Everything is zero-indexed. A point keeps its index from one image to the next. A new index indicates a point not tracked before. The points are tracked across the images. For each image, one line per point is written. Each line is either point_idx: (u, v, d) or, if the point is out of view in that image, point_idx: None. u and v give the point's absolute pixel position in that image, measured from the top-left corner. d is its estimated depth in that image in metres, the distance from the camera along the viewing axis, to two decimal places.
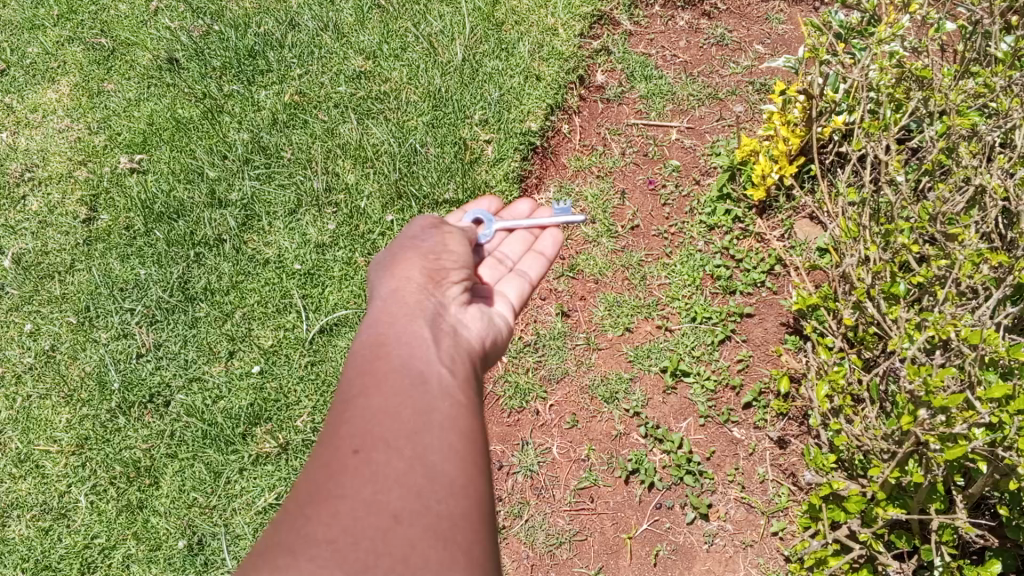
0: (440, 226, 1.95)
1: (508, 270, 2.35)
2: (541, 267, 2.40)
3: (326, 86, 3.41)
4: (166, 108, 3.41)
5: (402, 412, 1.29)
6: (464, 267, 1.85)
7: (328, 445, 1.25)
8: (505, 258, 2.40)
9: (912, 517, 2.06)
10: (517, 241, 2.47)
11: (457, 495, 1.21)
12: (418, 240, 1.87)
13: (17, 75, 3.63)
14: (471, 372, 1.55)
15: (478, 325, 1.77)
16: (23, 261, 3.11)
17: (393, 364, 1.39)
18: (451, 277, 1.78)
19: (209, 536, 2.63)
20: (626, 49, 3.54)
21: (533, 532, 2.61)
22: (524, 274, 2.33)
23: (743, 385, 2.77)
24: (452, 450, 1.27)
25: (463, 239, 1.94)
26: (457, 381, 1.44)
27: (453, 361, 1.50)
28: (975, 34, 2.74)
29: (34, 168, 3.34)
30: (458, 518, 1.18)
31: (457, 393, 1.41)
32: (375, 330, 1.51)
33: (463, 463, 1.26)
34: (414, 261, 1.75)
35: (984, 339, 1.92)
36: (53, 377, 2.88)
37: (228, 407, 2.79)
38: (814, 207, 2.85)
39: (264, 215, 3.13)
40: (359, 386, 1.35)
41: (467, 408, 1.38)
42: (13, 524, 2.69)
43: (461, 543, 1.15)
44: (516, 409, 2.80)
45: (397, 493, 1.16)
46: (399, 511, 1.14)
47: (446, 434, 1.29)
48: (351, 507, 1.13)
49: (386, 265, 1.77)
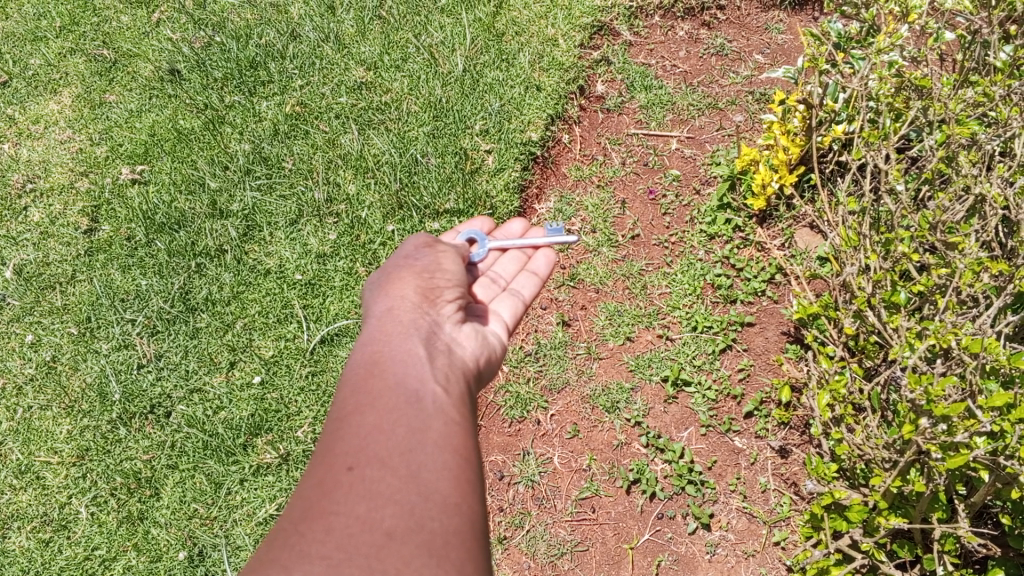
0: (433, 244, 1.95)
1: (502, 289, 2.35)
2: (533, 286, 2.40)
3: (327, 96, 3.43)
4: (167, 119, 3.42)
5: (396, 430, 1.30)
6: (458, 284, 1.86)
7: (323, 462, 1.26)
8: (499, 277, 2.40)
9: (915, 526, 2.04)
10: (509, 258, 2.47)
11: (451, 511, 1.21)
12: (412, 258, 1.86)
13: (20, 86, 3.65)
14: (466, 391, 1.56)
15: (473, 343, 1.78)
16: (24, 272, 3.11)
17: (388, 383, 1.40)
18: (445, 295, 1.79)
19: (210, 548, 2.62)
20: (626, 60, 3.56)
21: (535, 543, 2.60)
22: (518, 293, 2.33)
23: (744, 394, 2.77)
24: (446, 467, 1.27)
25: (456, 256, 1.95)
26: (451, 399, 1.45)
27: (448, 380, 1.51)
28: (974, 44, 2.74)
29: (36, 179, 3.35)
30: (452, 536, 1.18)
31: (451, 411, 1.41)
32: (370, 349, 1.52)
33: (457, 482, 1.27)
34: (406, 280, 1.76)
35: (984, 348, 1.92)
36: (53, 389, 2.88)
37: (229, 418, 2.79)
38: (814, 216, 2.86)
39: (266, 225, 3.13)
40: (353, 405, 1.36)
41: (461, 426, 1.39)
42: (12, 536, 2.68)
43: (455, 558, 1.15)
44: (517, 418, 2.80)
45: (390, 511, 1.16)
46: (392, 528, 1.14)
47: (440, 452, 1.30)
48: (346, 523, 1.13)
49: (381, 283, 1.78)
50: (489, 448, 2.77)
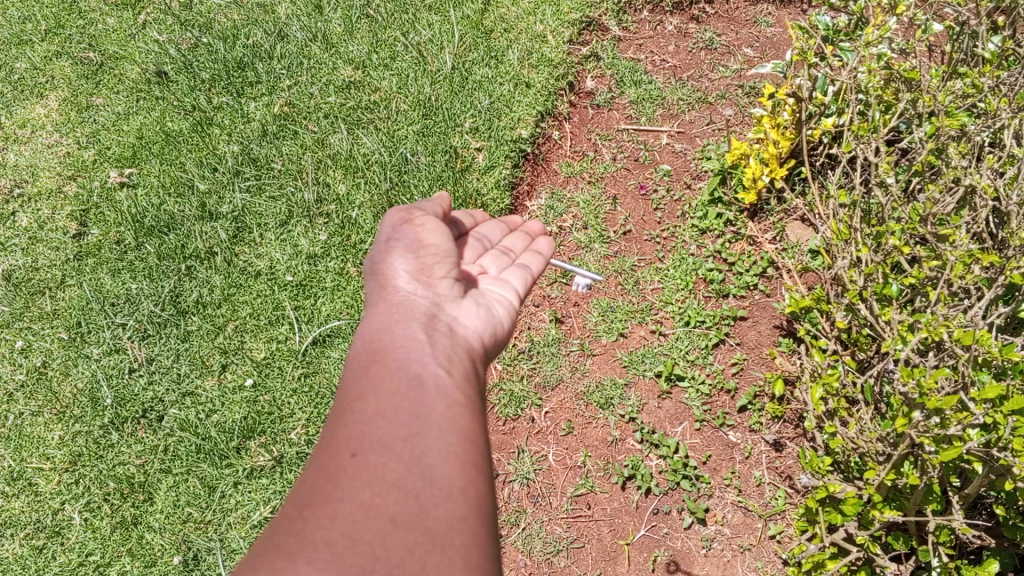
0: (411, 217, 1.90)
1: (509, 262, 2.21)
2: (544, 261, 2.29)
3: (316, 96, 3.41)
4: (155, 122, 3.40)
5: (399, 415, 1.30)
6: (449, 258, 1.82)
7: (327, 448, 1.27)
8: (506, 251, 2.27)
9: (910, 519, 2.04)
10: (517, 236, 2.37)
11: (456, 497, 1.21)
12: (407, 234, 1.84)
13: (5, 90, 3.62)
14: (471, 369, 1.55)
15: (476, 319, 1.76)
16: (13, 277, 3.09)
17: (390, 368, 1.40)
18: (438, 273, 1.76)
19: (205, 552, 2.61)
20: (615, 55, 3.55)
21: (531, 541, 2.59)
22: (527, 267, 2.21)
23: (738, 388, 2.77)
24: (450, 451, 1.27)
25: (437, 225, 1.89)
26: (454, 380, 1.44)
27: (452, 360, 1.50)
28: (962, 34, 2.74)
29: (24, 183, 3.33)
30: (457, 522, 1.18)
31: (456, 392, 1.41)
32: (372, 334, 1.52)
33: (463, 466, 1.27)
34: (398, 265, 1.75)
35: (976, 339, 1.92)
36: (45, 394, 2.86)
37: (222, 421, 2.78)
38: (805, 209, 2.86)
39: (255, 227, 3.12)
40: (356, 390, 1.36)
41: (465, 407, 1.38)
42: (6, 543, 2.67)
43: (460, 546, 1.16)
44: (511, 416, 2.79)
45: (394, 497, 1.17)
46: (396, 514, 1.15)
47: (445, 435, 1.30)
48: (349, 510, 1.15)
49: (376, 271, 1.77)
50: None
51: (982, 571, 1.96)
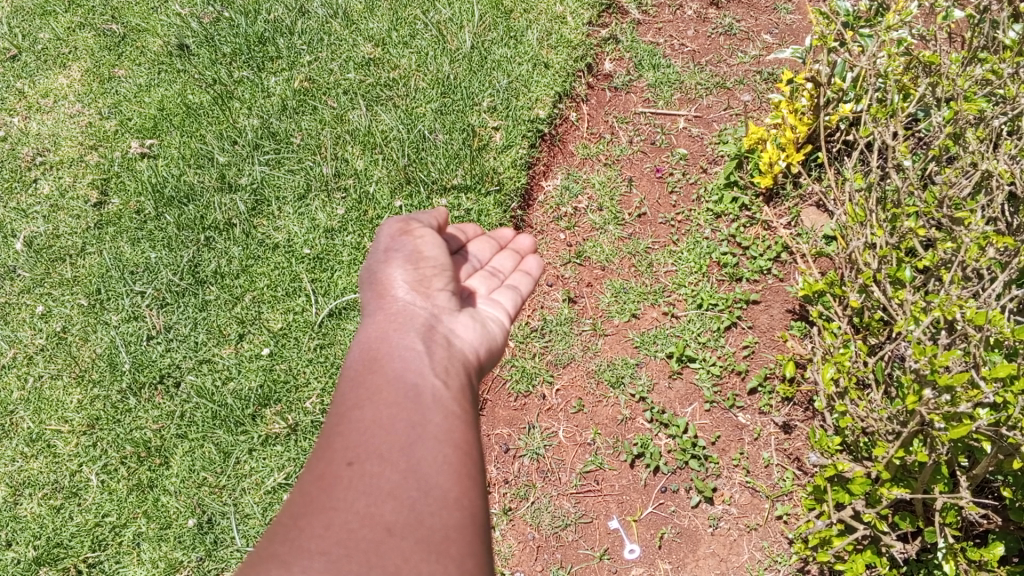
0: (408, 229, 1.99)
1: (499, 284, 2.26)
2: (532, 282, 2.33)
3: (335, 72, 3.43)
4: (176, 94, 3.43)
5: (396, 425, 1.37)
6: (446, 272, 1.92)
7: (324, 457, 1.33)
8: (496, 272, 2.32)
9: (917, 497, 2.06)
10: (506, 254, 2.41)
11: (451, 508, 1.27)
12: (402, 249, 1.92)
13: (29, 60, 3.65)
14: (466, 382, 1.63)
15: (472, 333, 1.83)
16: (34, 244, 3.13)
17: (387, 378, 1.48)
18: (436, 285, 1.86)
19: (219, 515, 2.66)
20: (634, 38, 3.55)
21: (539, 514, 2.63)
22: (517, 287, 2.25)
23: (748, 371, 2.79)
24: (445, 462, 1.34)
25: (435, 238, 2.00)
26: (451, 392, 1.52)
27: (447, 372, 1.58)
28: (984, 21, 2.72)
29: (46, 152, 3.37)
30: (452, 530, 1.24)
31: (451, 404, 1.48)
32: (369, 346, 1.60)
33: (457, 476, 1.33)
34: (397, 275, 1.84)
35: (988, 320, 1.90)
36: (64, 359, 2.91)
37: (238, 389, 2.82)
38: (821, 195, 2.87)
39: (274, 200, 3.15)
40: (354, 400, 1.43)
41: (460, 419, 1.45)
42: (24, 502, 2.72)
43: (455, 555, 1.21)
44: (522, 393, 2.82)
45: (390, 507, 1.23)
46: (392, 523, 1.21)
47: (440, 446, 1.36)
48: (346, 518, 1.20)
49: (374, 282, 1.86)
50: (495, 421, 2.79)
51: (988, 553, 1.98)
